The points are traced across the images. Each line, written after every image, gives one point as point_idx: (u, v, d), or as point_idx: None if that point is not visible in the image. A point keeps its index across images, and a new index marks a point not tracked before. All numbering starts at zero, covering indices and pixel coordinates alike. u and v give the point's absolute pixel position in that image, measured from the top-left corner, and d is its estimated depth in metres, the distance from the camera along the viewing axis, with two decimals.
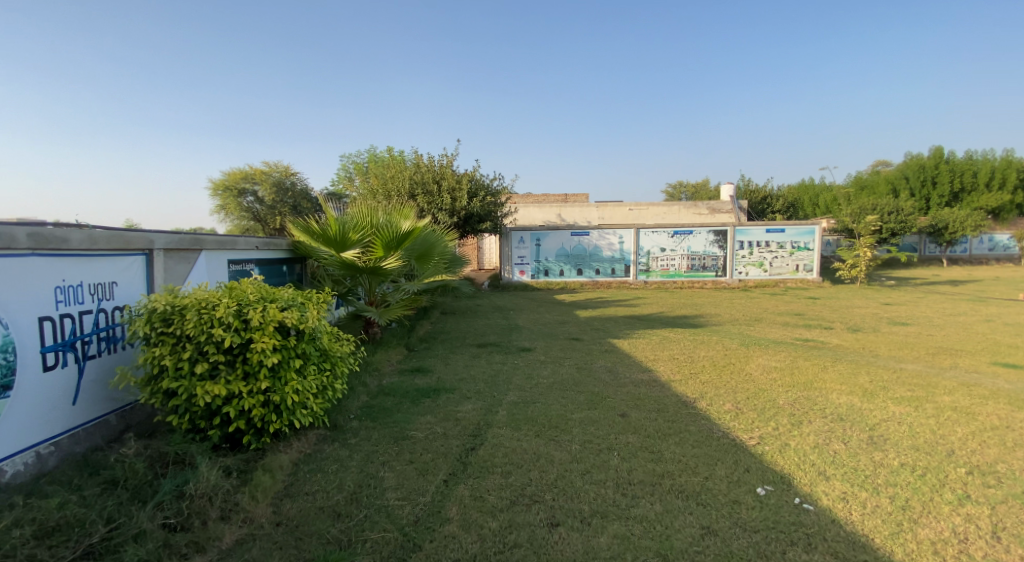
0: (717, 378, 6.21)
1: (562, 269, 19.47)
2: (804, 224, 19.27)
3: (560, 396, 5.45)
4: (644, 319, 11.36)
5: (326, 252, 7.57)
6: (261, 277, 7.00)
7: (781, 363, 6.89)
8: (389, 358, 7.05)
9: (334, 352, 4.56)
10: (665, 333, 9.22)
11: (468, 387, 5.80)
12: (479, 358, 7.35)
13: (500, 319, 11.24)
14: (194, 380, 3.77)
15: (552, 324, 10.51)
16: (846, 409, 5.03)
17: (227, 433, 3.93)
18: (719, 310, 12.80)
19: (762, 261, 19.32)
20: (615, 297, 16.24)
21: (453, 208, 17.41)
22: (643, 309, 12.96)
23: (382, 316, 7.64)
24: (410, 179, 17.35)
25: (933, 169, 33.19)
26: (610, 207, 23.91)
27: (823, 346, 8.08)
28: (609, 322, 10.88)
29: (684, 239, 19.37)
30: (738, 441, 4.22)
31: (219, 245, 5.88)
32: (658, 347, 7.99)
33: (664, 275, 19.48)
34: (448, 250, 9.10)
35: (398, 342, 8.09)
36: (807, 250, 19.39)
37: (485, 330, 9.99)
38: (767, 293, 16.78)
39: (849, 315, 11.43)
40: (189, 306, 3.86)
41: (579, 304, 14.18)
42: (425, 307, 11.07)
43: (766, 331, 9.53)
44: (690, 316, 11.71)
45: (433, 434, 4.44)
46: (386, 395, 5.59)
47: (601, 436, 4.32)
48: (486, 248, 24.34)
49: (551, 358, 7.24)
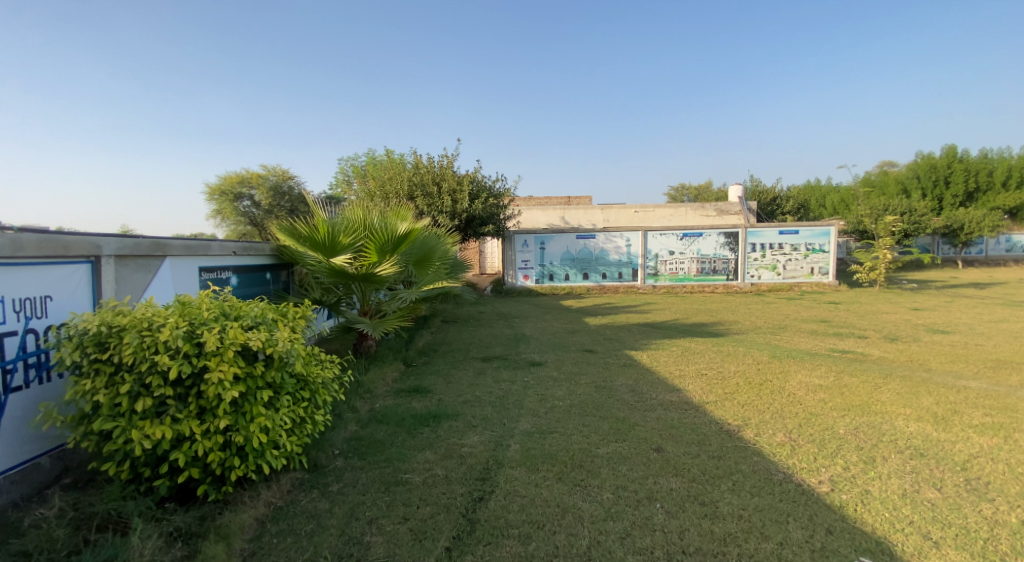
0: (758, 398, 5.47)
1: (568, 273, 18.70)
2: (819, 225, 18.52)
3: (581, 424, 4.68)
4: (660, 327, 10.60)
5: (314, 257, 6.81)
6: (240, 285, 6.23)
7: (825, 379, 6.15)
8: (385, 376, 6.28)
9: (313, 377, 3.79)
10: (687, 343, 8.45)
11: (473, 412, 5.04)
12: (484, 375, 6.58)
13: (505, 328, 10.47)
14: (134, 420, 3.01)
15: (561, 333, 9.75)
16: (921, 441, 4.30)
17: (178, 484, 3.17)
18: (738, 316, 12.05)
19: (775, 264, 18.58)
20: (624, 303, 15.50)
21: (454, 210, 16.69)
22: (657, 316, 12.21)
23: (375, 328, 6.88)
24: (409, 181, 16.60)
25: (944, 169, 32.47)
26: (616, 208, 23.15)
27: (865, 358, 7.33)
28: (623, 330, 10.11)
29: (694, 241, 18.62)
30: (806, 487, 3.47)
31: (188, 250, 5.10)
32: (683, 360, 7.25)
33: (674, 278, 18.71)
34: (449, 253, 8.36)
35: (394, 356, 7.31)
36: (823, 252, 18.64)
37: (490, 340, 9.22)
38: (784, 297, 16.04)
39: (880, 322, 10.68)
40: (130, 326, 3.09)
41: (589, 311, 13.41)
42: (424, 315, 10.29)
43: (796, 341, 8.77)
44: (709, 323, 10.96)
45: (431, 477, 3.67)
46: (378, 423, 4.82)
47: (637, 480, 3.56)
48: (488, 251, 23.55)
49: (565, 375, 6.47)
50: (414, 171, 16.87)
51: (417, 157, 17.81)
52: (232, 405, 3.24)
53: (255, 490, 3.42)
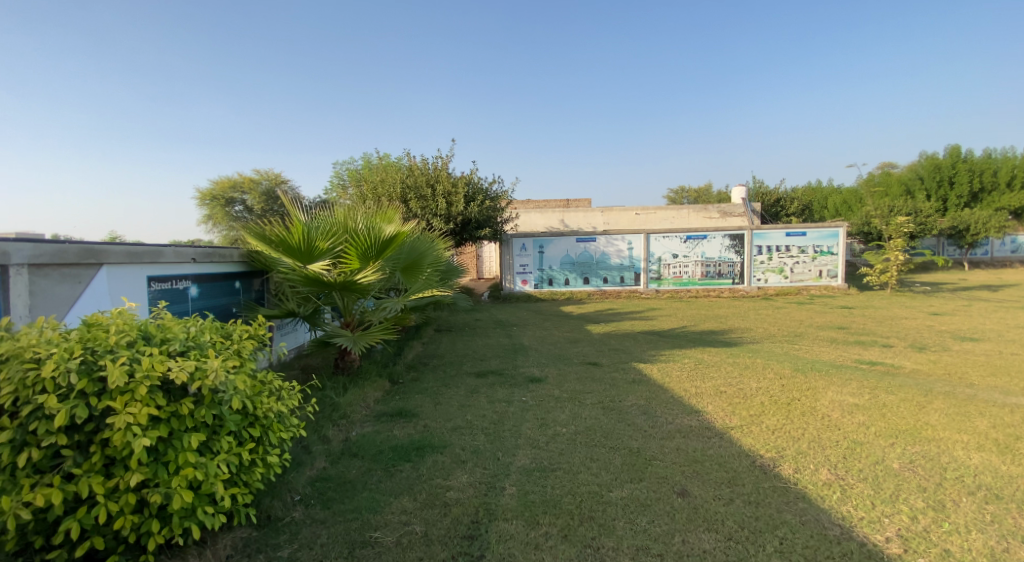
0: (789, 422, 4.80)
1: (568, 278, 18.04)
2: (827, 226, 17.89)
3: (588, 457, 4.00)
4: (668, 335, 9.93)
5: (288, 264, 6.13)
6: (202, 296, 5.57)
7: (860, 398, 5.47)
8: (366, 397, 5.63)
9: (261, 411, 3.15)
10: (699, 355, 7.78)
11: (462, 442, 4.37)
12: (478, 394, 5.91)
13: (502, 338, 9.78)
14: (17, 477, 2.38)
15: (563, 343, 9.06)
16: (991, 478, 3.63)
17: (83, 555, 2.55)
18: (748, 322, 11.38)
19: (782, 266, 17.93)
20: (626, 308, 14.84)
21: (449, 213, 16.06)
22: (663, 323, 11.54)
23: (356, 343, 6.20)
24: (402, 183, 15.95)
25: (949, 169, 31.95)
26: (616, 211, 22.53)
27: (897, 371, 6.66)
28: (629, 339, 9.44)
29: (698, 243, 17.97)
30: (871, 547, 2.81)
31: (129, 257, 4.43)
32: (698, 374, 6.58)
33: (677, 283, 18.04)
34: (439, 257, 7.71)
35: (379, 373, 6.63)
36: (831, 254, 17.99)
37: (485, 352, 8.52)
38: (793, 301, 15.37)
39: (902, 329, 10.03)
40: (15, 359, 2.47)
41: (590, 317, 12.73)
42: (414, 325, 9.60)
43: (817, 351, 8.10)
44: (719, 331, 10.30)
45: (408, 536, 3.00)
46: (352, 458, 4.17)
47: (660, 538, 2.90)
48: (485, 256, 22.88)
49: (568, 393, 5.79)
50: (408, 173, 16.20)
51: (410, 159, 17.15)
52: (148, 454, 2.62)
53: (185, 556, 2.79)
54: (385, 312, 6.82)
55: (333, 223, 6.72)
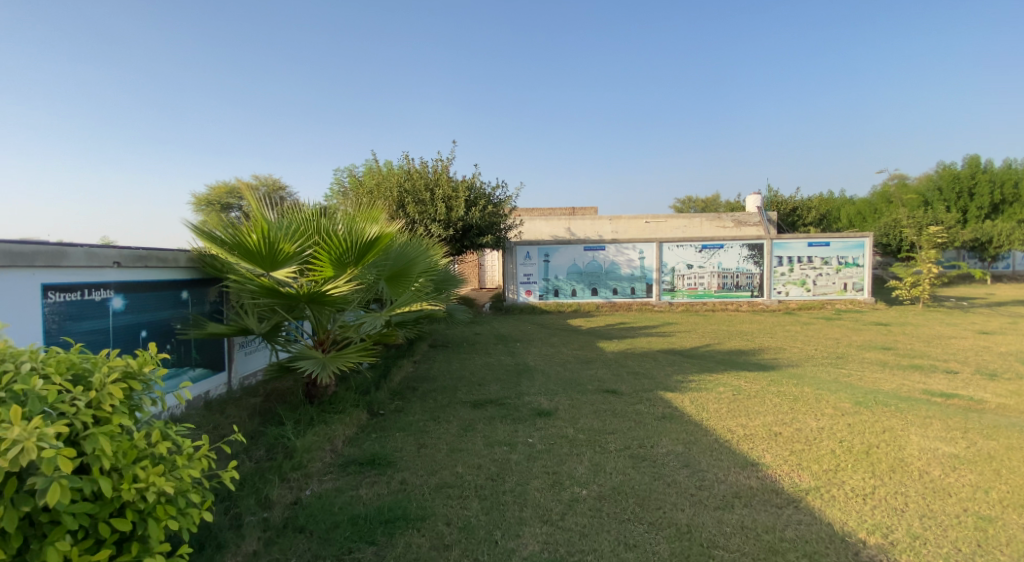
0: (880, 484, 3.68)
1: (575, 288, 16.92)
2: (852, 236, 16.76)
3: (622, 544, 2.88)
4: (691, 355, 8.79)
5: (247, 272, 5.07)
6: (129, 309, 4.46)
7: (955, 446, 4.37)
8: (334, 437, 4.56)
9: (129, 495, 2.05)
10: (735, 383, 6.67)
11: (446, 513, 3.25)
12: (473, 432, 4.79)
13: (504, 356, 8.66)
14: None
15: (573, 364, 7.94)
16: None
17: None
18: (779, 340, 10.23)
19: (804, 279, 16.80)
20: (639, 322, 13.70)
21: (449, 219, 14.99)
22: (681, 340, 10.43)
23: (326, 370, 5.11)
24: (399, 187, 14.99)
25: (968, 180, 30.76)
26: (625, 219, 21.44)
27: (981, 408, 5.53)
28: (648, 360, 8.31)
29: (715, 253, 16.85)
30: None
31: (8, 257, 3.33)
32: (740, 409, 5.47)
33: (692, 295, 16.88)
34: (431, 263, 6.61)
35: (355, 404, 5.53)
36: (857, 266, 16.83)
37: (484, 373, 7.40)
38: (821, 317, 14.20)
39: (956, 351, 8.88)
40: None
41: (601, 332, 11.60)
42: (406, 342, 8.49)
43: (870, 378, 6.97)
44: (748, 350, 9.16)
45: None
46: (294, 536, 3.05)
47: None
48: (487, 264, 21.78)
49: (585, 434, 4.66)
50: (405, 176, 15.18)
51: (409, 162, 16.16)
52: None
53: None
54: (365, 327, 5.71)
55: (303, 223, 5.66)
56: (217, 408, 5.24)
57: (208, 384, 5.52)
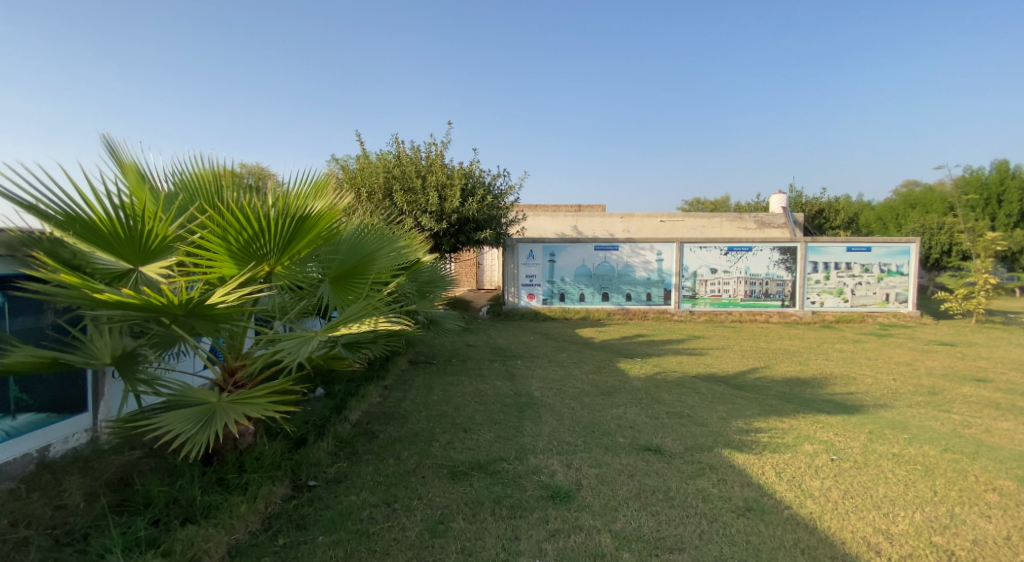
0: None
1: (583, 293, 15.01)
2: (898, 241, 14.86)
3: None
4: (740, 385, 6.88)
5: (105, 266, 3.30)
6: None
7: None
8: (204, 551, 2.77)
9: None
10: (823, 440, 4.77)
11: None
12: (443, 541, 2.95)
13: (501, 381, 6.76)
14: None
15: (591, 397, 6.04)
16: None
17: None
18: (840, 365, 8.31)
19: (841, 288, 14.89)
20: (660, 335, 11.79)
21: (442, 210, 13.13)
22: (717, 361, 8.54)
23: (209, 431, 3.17)
24: (386, 172, 13.13)
25: (999, 186, 28.80)
26: (637, 218, 19.55)
27: None
28: (687, 392, 6.42)
29: (741, 257, 14.97)
30: None
31: None
32: (860, 493, 3.56)
33: (714, 303, 14.96)
34: (400, 256, 4.64)
35: (269, 472, 3.65)
36: (902, 275, 14.91)
37: (474, 409, 5.50)
38: (870, 333, 12.26)
39: None
40: None
41: (618, 347, 9.73)
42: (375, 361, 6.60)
43: (1003, 434, 5.06)
44: (810, 379, 7.25)
45: None
46: None
47: None
48: (486, 264, 19.86)
49: (631, 553, 2.82)
50: (394, 160, 13.31)
51: (399, 146, 14.28)
52: None
53: None
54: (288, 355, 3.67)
55: (197, 183, 3.71)
56: (50, 478, 3.47)
57: (51, 433, 3.76)
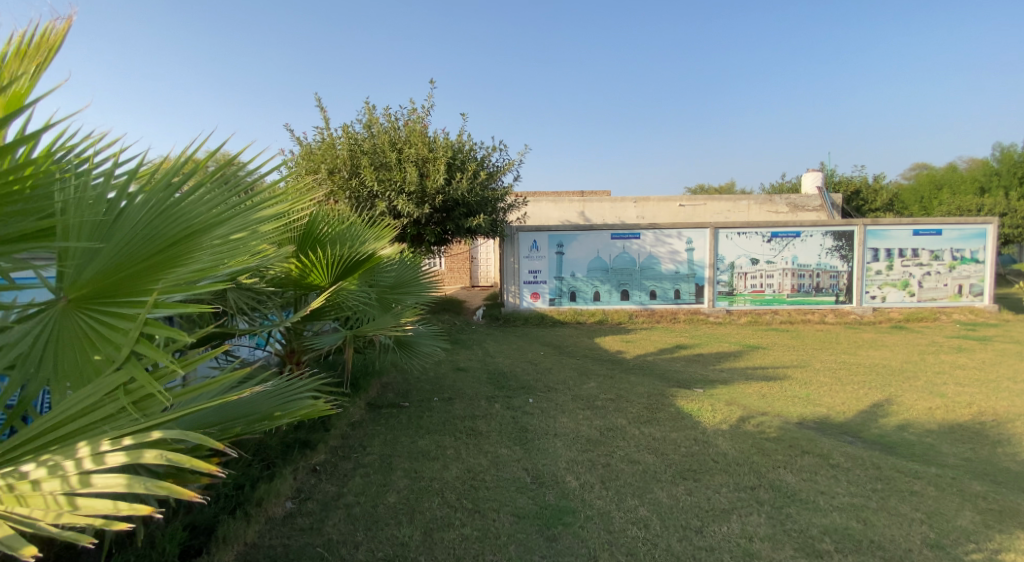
0: None
1: (598, 291, 12.39)
2: (973, 222, 12.35)
3: None
4: (889, 445, 4.33)
5: None
6: None
7: None
8: None
9: None
10: None
11: None
12: None
13: (507, 446, 4.15)
14: None
15: (669, 485, 3.46)
16: None
17: None
18: (991, 395, 5.76)
19: (907, 279, 12.36)
20: (704, 344, 9.21)
21: (424, 191, 10.48)
22: (813, 392, 5.95)
23: None
24: (354, 145, 10.43)
25: None
26: (654, 202, 16.96)
27: None
28: (818, 466, 3.86)
29: (787, 244, 12.43)
30: None
31: None
32: None
33: (755, 300, 12.37)
34: (259, 243, 1.98)
35: None
36: (977, 263, 12.42)
37: (458, 534, 2.88)
38: (965, 338, 9.73)
39: None
40: None
41: (662, 367, 7.16)
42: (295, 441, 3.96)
43: None
44: (984, 429, 4.68)
45: None
46: None
47: None
48: (479, 258, 17.23)
49: None
50: (363, 130, 10.62)
51: (372, 115, 11.64)
52: None
53: None
54: None
55: None
56: None
57: None
